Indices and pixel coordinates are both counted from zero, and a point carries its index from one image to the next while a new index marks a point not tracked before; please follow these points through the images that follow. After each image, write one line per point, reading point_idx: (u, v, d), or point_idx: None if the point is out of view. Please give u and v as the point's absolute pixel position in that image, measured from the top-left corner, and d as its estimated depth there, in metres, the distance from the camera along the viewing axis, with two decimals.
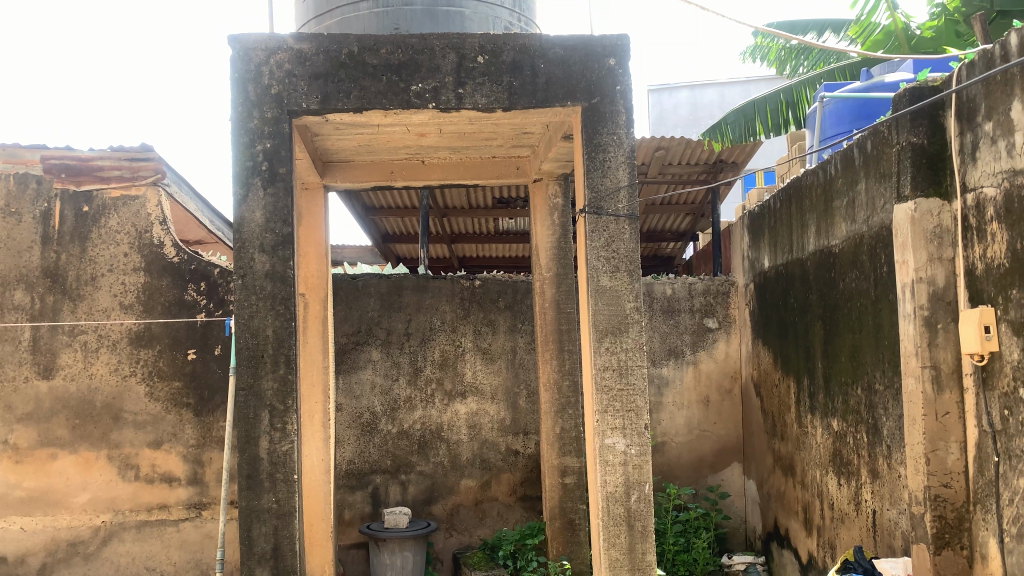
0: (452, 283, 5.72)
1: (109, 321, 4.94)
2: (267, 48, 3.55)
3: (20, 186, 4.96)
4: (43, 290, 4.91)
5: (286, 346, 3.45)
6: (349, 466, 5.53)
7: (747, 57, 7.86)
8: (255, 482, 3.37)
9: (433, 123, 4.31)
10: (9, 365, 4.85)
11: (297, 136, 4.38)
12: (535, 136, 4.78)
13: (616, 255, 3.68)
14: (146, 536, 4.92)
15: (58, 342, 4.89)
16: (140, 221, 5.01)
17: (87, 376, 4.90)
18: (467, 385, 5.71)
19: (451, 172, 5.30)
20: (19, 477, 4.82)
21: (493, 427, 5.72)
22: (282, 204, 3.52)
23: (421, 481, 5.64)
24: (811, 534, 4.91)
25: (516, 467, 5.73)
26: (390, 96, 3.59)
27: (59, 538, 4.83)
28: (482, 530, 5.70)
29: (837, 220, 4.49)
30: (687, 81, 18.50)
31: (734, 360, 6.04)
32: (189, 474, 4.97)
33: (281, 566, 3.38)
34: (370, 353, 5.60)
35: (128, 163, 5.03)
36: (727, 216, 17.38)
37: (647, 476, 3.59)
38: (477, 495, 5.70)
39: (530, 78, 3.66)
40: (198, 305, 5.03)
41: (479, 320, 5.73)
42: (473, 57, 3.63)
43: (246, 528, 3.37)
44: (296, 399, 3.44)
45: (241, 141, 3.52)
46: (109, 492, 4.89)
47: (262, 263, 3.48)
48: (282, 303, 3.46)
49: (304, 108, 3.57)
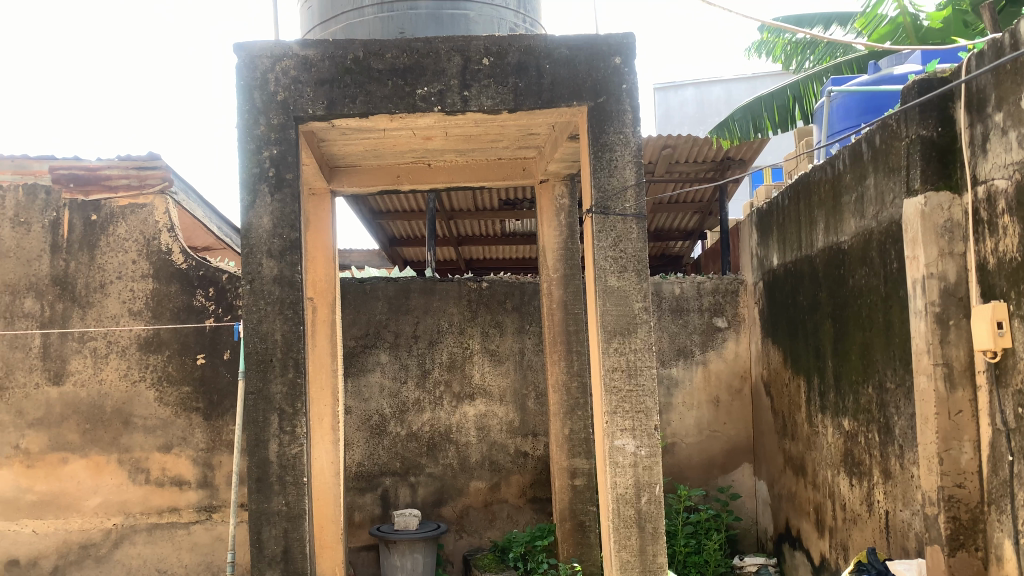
0: (459, 285, 5.73)
1: (119, 327, 5.03)
2: (273, 55, 3.59)
3: (28, 197, 5.07)
4: (53, 298, 5.01)
5: (294, 349, 3.48)
6: (358, 469, 5.57)
7: (752, 53, 7.73)
8: (264, 485, 3.40)
9: (439, 125, 4.32)
10: (20, 371, 4.96)
11: (304, 142, 4.41)
12: (541, 137, 4.77)
13: (624, 255, 3.65)
14: (157, 539, 5.00)
15: (68, 348, 4.99)
16: (147, 229, 5.10)
17: (97, 381, 4.99)
18: (476, 386, 5.71)
19: (458, 174, 5.31)
20: (30, 481, 4.92)
21: (502, 428, 5.72)
22: (290, 209, 3.56)
23: (430, 483, 5.65)
24: (823, 535, 4.83)
25: (525, 468, 5.72)
26: (395, 100, 3.61)
27: (71, 541, 4.93)
28: (493, 532, 5.71)
29: (846, 216, 4.42)
30: (692, 79, 18.29)
31: (744, 360, 5.97)
32: (198, 477, 5.04)
33: (291, 568, 3.41)
34: (378, 356, 5.63)
35: (135, 172, 5.11)
36: (738, 214, 17.21)
37: (658, 478, 3.56)
38: (487, 497, 5.70)
39: (535, 78, 3.66)
40: (206, 311, 5.10)
41: (486, 322, 5.74)
42: (478, 59, 3.64)
43: (256, 530, 3.40)
44: (304, 402, 3.46)
45: (247, 148, 3.56)
46: (120, 495, 4.98)
47: (269, 267, 3.51)
48: (290, 307, 3.49)
49: (311, 114, 3.60)
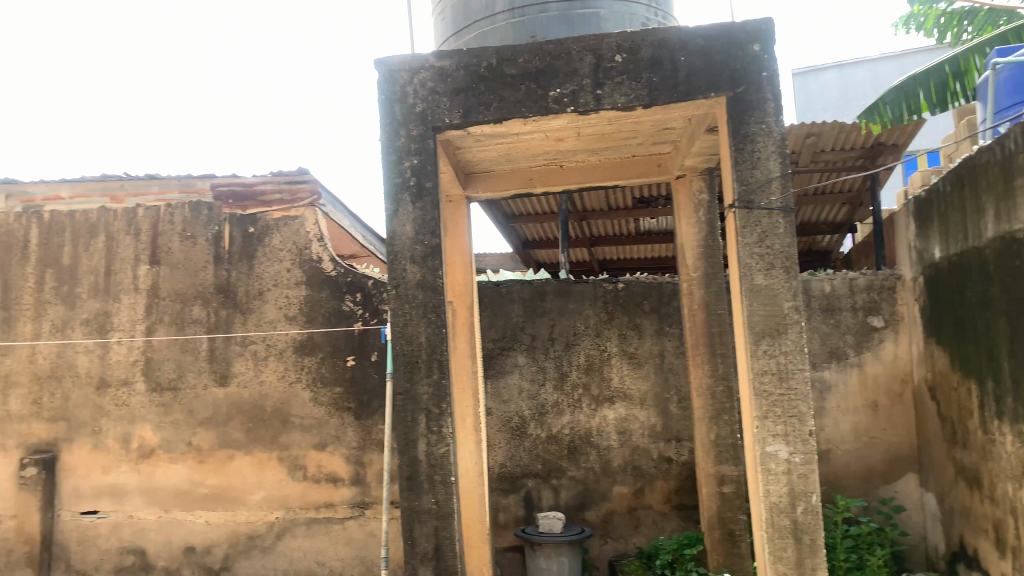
0: (595, 287, 5.69)
1: (276, 332, 5.38)
2: (411, 68, 3.71)
3: (194, 213, 5.53)
4: (217, 305, 5.44)
5: (439, 352, 3.55)
6: (501, 470, 5.63)
7: (900, 30, 7.15)
8: (415, 483, 3.49)
9: (572, 126, 4.29)
10: (191, 373, 5.40)
11: (442, 151, 4.55)
12: (677, 131, 4.64)
13: (771, 252, 3.43)
14: (316, 532, 5.28)
15: (231, 351, 5.39)
16: (300, 239, 5.43)
17: (258, 382, 5.35)
18: (616, 389, 5.63)
19: (591, 175, 5.27)
20: (202, 475, 5.34)
21: (644, 433, 5.59)
22: (431, 216, 3.66)
23: (572, 487, 5.62)
24: (1005, 555, 4.34)
25: (669, 474, 5.57)
26: (529, 104, 3.62)
27: (239, 531, 5.31)
28: (638, 538, 5.59)
29: (1020, 201, 3.97)
30: (834, 61, 17.16)
31: (904, 362, 5.50)
32: (351, 475, 5.27)
33: (443, 565, 3.46)
34: (516, 358, 5.68)
35: (288, 187, 5.50)
36: (890, 204, 16.01)
37: (815, 486, 3.31)
38: (631, 502, 5.59)
39: (670, 72, 3.55)
40: (354, 315, 5.34)
41: (624, 324, 5.64)
42: (611, 57, 3.59)
43: (408, 527, 3.49)
44: (450, 402, 3.52)
45: (389, 159, 3.70)
46: (280, 490, 5.30)
47: (413, 272, 3.63)
48: (434, 310, 3.59)
49: (448, 122, 3.69)
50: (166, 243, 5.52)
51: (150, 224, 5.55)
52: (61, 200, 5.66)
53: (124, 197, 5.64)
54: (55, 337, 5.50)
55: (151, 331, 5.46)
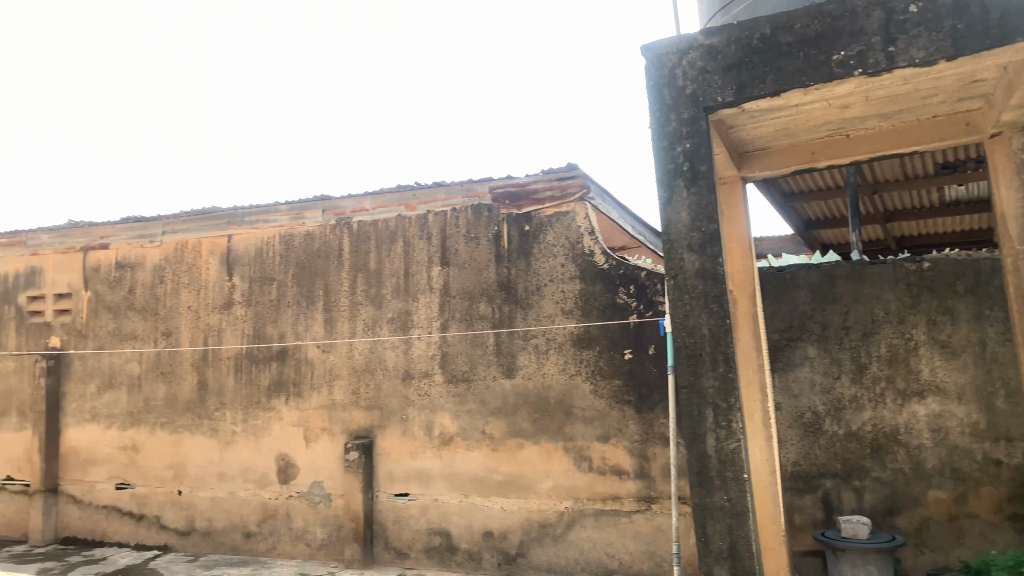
0: (895, 268, 5.10)
1: (555, 325, 5.50)
2: (678, 50, 3.57)
3: (476, 215, 5.85)
4: (501, 301, 5.69)
5: (723, 343, 3.35)
6: (795, 469, 5.23)
7: None
8: (705, 479, 3.31)
9: (859, 90, 3.87)
10: (481, 366, 5.71)
11: (715, 132, 4.33)
12: (989, 84, 3.97)
13: None
14: (604, 524, 5.27)
15: (515, 345, 5.61)
16: (572, 234, 5.51)
17: (541, 374, 5.51)
18: (926, 383, 4.99)
19: (882, 143, 4.73)
20: (497, 463, 5.60)
21: (964, 431, 4.88)
22: (706, 201, 3.47)
23: (878, 489, 5.05)
24: None
25: (999, 480, 4.79)
26: (809, 71, 3.28)
27: (532, 519, 5.46)
28: (962, 551, 4.85)
29: None
30: None
31: None
32: (636, 468, 5.21)
33: (740, 567, 3.24)
34: (806, 349, 5.27)
35: (559, 183, 5.58)
36: None
37: None
38: (952, 510, 4.89)
39: (981, 15, 3.02)
40: (629, 308, 5.28)
41: (933, 308, 4.99)
42: (905, 6, 3.13)
43: (701, 524, 3.32)
44: (739, 396, 3.31)
45: (661, 146, 3.57)
46: (569, 480, 5.39)
47: (691, 261, 3.48)
48: (715, 300, 3.39)
49: (720, 102, 3.47)
50: (454, 245, 5.89)
51: (439, 228, 5.96)
52: (366, 211, 6.22)
53: (416, 205, 6.07)
54: (367, 334, 6.11)
55: (445, 327, 5.86)
